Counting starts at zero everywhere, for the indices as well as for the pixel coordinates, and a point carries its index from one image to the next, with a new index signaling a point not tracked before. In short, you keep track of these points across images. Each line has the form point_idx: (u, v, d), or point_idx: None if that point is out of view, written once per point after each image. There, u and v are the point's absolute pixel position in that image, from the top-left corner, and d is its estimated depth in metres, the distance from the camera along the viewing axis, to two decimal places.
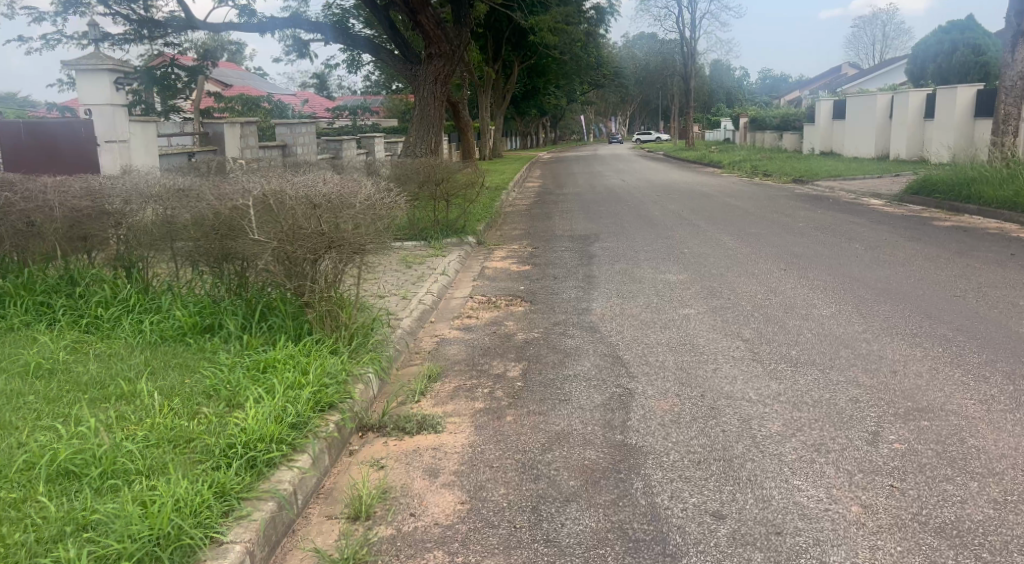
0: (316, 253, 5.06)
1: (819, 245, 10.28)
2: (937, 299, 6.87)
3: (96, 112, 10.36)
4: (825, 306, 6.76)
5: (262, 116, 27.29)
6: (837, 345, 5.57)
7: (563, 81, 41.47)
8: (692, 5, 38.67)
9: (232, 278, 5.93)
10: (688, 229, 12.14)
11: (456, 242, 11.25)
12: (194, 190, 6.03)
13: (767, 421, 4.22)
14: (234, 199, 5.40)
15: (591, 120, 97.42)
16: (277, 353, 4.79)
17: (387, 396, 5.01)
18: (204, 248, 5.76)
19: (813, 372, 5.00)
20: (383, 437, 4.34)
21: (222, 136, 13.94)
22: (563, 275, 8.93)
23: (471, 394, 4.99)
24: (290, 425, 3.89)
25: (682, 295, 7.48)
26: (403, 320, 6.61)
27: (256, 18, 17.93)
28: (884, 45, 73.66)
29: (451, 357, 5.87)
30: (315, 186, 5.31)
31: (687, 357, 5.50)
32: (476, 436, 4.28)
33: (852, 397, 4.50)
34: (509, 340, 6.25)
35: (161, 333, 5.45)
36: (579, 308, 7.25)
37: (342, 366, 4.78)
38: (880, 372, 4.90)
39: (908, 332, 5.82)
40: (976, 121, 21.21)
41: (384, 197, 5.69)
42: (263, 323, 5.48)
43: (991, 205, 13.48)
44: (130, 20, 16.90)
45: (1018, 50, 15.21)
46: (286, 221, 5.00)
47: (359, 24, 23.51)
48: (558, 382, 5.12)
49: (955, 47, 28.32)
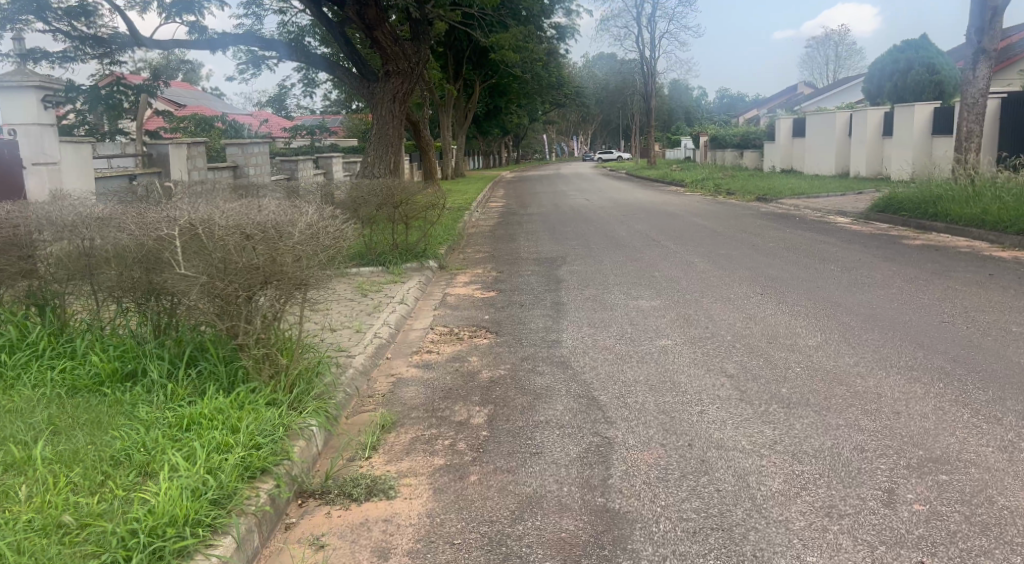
0: (250, 289, 4.45)
1: (793, 266, 9.92)
2: (925, 326, 6.47)
3: (20, 132, 9.64)
4: (810, 335, 6.32)
5: (216, 136, 26.45)
6: (830, 381, 5.11)
7: (524, 101, 41.30)
8: (652, 25, 38.83)
9: (160, 317, 5.31)
10: (657, 251, 11.74)
11: (417, 267, 10.63)
12: (116, 218, 5.40)
13: (767, 478, 3.71)
14: (160, 228, 4.78)
15: (553, 139, 97.72)
16: (204, 407, 4.17)
17: (333, 453, 4.41)
18: (126, 282, 5.16)
19: (808, 414, 4.51)
20: (326, 506, 3.74)
21: (166, 157, 13.15)
22: (530, 302, 8.39)
23: (429, 448, 4.40)
24: (211, 500, 3.27)
25: (657, 324, 6.99)
26: (355, 358, 6.02)
27: (207, 35, 17.21)
28: (837, 65, 75.28)
29: (407, 402, 5.27)
30: (249, 212, 4.68)
31: (669, 397, 4.97)
32: (435, 502, 3.71)
33: (856, 445, 4.02)
34: (473, 380, 5.67)
35: (74, 384, 4.81)
36: (547, 339, 6.72)
37: (280, 421, 4.19)
38: (882, 414, 4.42)
39: (903, 364, 5.39)
40: (934, 138, 21.29)
41: (331, 224, 5.12)
42: (191, 369, 4.86)
43: (958, 221, 13.34)
44: (71, 36, 15.99)
45: (979, 67, 15.19)
46: (217, 254, 4.38)
47: (314, 41, 22.90)
48: (527, 430, 4.56)
49: (911, 66, 28.59)
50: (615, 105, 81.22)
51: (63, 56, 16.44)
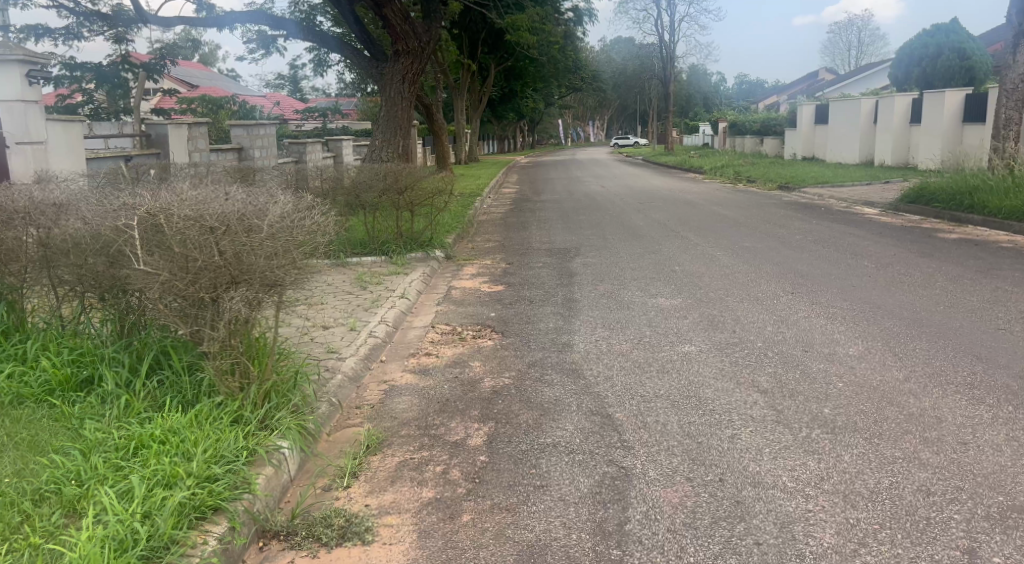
0: (215, 290, 3.85)
1: (824, 262, 9.25)
2: (979, 334, 5.80)
3: (3, 109, 9.08)
4: (850, 343, 5.69)
5: (226, 118, 25.94)
6: (877, 400, 4.47)
7: (540, 84, 40.43)
8: (672, 8, 37.86)
9: (125, 315, 4.71)
10: (677, 242, 11.08)
11: (422, 257, 10.00)
12: (78, 206, 4.78)
13: (816, 528, 3.12)
14: (118, 218, 4.19)
15: (570, 125, 96.76)
16: (159, 427, 3.61)
17: (306, 481, 3.84)
18: (87, 277, 4.57)
19: (857, 443, 3.89)
20: (289, 552, 3.17)
21: (165, 138, 12.54)
22: (540, 299, 7.76)
23: (417, 476, 3.81)
24: (139, 557, 2.73)
25: (679, 326, 6.37)
26: (344, 362, 5.45)
27: (214, 12, 16.58)
28: (859, 51, 73.58)
29: (399, 415, 4.68)
30: (215, 201, 4.09)
31: (695, 418, 4.35)
32: (418, 549, 3.14)
33: (920, 486, 3.39)
34: (475, 390, 5.06)
35: (19, 392, 4.24)
36: (558, 342, 6.10)
37: (243, 444, 3.62)
38: (946, 446, 3.78)
39: (962, 380, 4.75)
40: (964, 127, 20.37)
41: (311, 216, 4.52)
42: (153, 377, 4.27)
43: (996, 215, 12.58)
44: (75, 12, 15.43)
45: (1020, 50, 14.29)
46: (176, 249, 3.80)
47: (326, 19, 22.26)
48: (531, 454, 3.97)
49: (941, 51, 27.57)
50: (632, 90, 80.11)
51: (67, 33, 15.91)
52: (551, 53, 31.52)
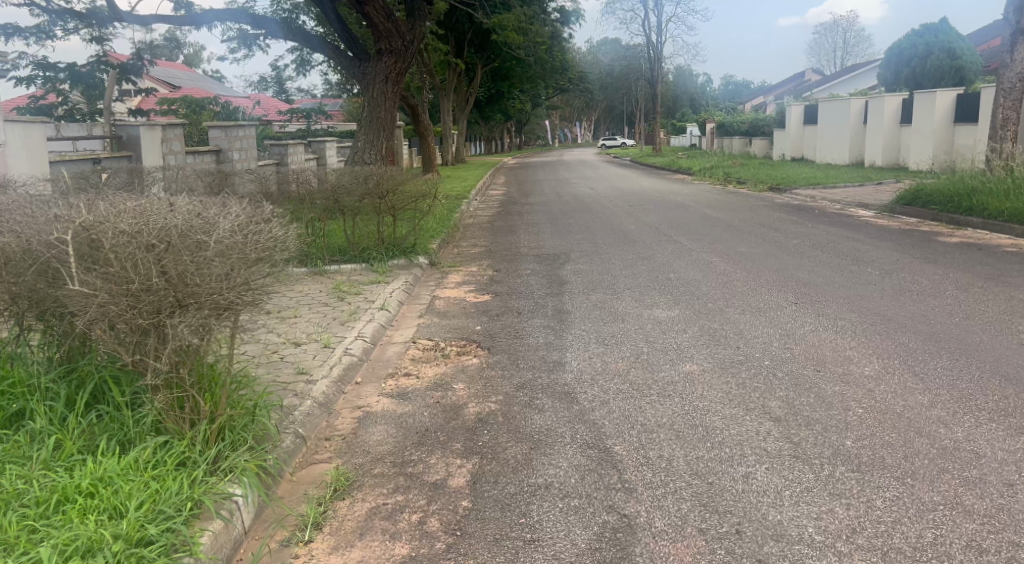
0: (159, 315, 3.36)
1: (827, 269, 8.83)
2: (1002, 349, 5.39)
3: None
4: (864, 360, 5.26)
5: (208, 119, 25.35)
6: (903, 429, 4.04)
7: (527, 85, 39.99)
8: (660, 9, 37.54)
9: (64, 338, 4.18)
10: (670, 248, 10.65)
11: (405, 263, 9.46)
12: (12, 215, 4.24)
13: None
14: (50, 231, 3.68)
15: (557, 127, 96.40)
16: (88, 474, 3.12)
17: (262, 533, 3.36)
18: (19, 297, 4.03)
19: (889, 484, 3.43)
20: None
21: (136, 140, 11.90)
22: (528, 310, 7.28)
23: (389, 527, 3.32)
24: None
25: (679, 342, 5.93)
26: (315, 386, 4.95)
27: (192, 9, 15.99)
28: (845, 52, 73.60)
29: (371, 448, 4.19)
30: (156, 214, 3.58)
31: (703, 452, 3.89)
32: None
33: (969, 542, 2.95)
34: (458, 418, 4.57)
35: None
36: (549, 360, 5.63)
37: (187, 495, 3.13)
38: (992, 488, 3.34)
39: (991, 405, 4.32)
40: (956, 127, 20.05)
41: (269, 228, 4.02)
42: (90, 413, 3.74)
43: (996, 218, 12.23)
44: (47, 9, 14.78)
45: (1019, 49, 13.92)
46: (111, 267, 3.30)
47: (309, 19, 21.70)
48: (520, 500, 3.49)
49: (930, 51, 27.30)
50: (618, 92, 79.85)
51: (39, 31, 15.25)
52: (538, 53, 31.06)
